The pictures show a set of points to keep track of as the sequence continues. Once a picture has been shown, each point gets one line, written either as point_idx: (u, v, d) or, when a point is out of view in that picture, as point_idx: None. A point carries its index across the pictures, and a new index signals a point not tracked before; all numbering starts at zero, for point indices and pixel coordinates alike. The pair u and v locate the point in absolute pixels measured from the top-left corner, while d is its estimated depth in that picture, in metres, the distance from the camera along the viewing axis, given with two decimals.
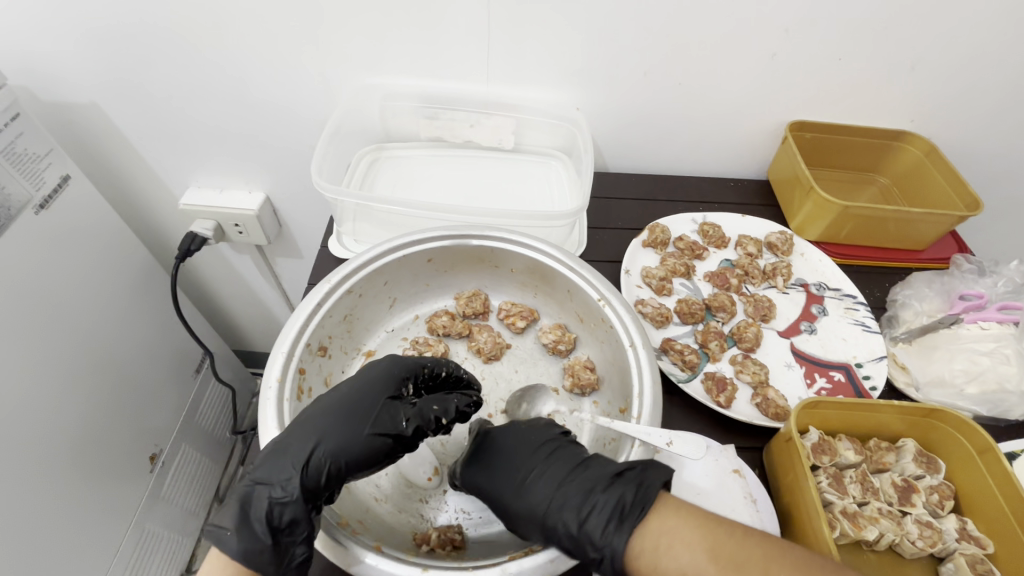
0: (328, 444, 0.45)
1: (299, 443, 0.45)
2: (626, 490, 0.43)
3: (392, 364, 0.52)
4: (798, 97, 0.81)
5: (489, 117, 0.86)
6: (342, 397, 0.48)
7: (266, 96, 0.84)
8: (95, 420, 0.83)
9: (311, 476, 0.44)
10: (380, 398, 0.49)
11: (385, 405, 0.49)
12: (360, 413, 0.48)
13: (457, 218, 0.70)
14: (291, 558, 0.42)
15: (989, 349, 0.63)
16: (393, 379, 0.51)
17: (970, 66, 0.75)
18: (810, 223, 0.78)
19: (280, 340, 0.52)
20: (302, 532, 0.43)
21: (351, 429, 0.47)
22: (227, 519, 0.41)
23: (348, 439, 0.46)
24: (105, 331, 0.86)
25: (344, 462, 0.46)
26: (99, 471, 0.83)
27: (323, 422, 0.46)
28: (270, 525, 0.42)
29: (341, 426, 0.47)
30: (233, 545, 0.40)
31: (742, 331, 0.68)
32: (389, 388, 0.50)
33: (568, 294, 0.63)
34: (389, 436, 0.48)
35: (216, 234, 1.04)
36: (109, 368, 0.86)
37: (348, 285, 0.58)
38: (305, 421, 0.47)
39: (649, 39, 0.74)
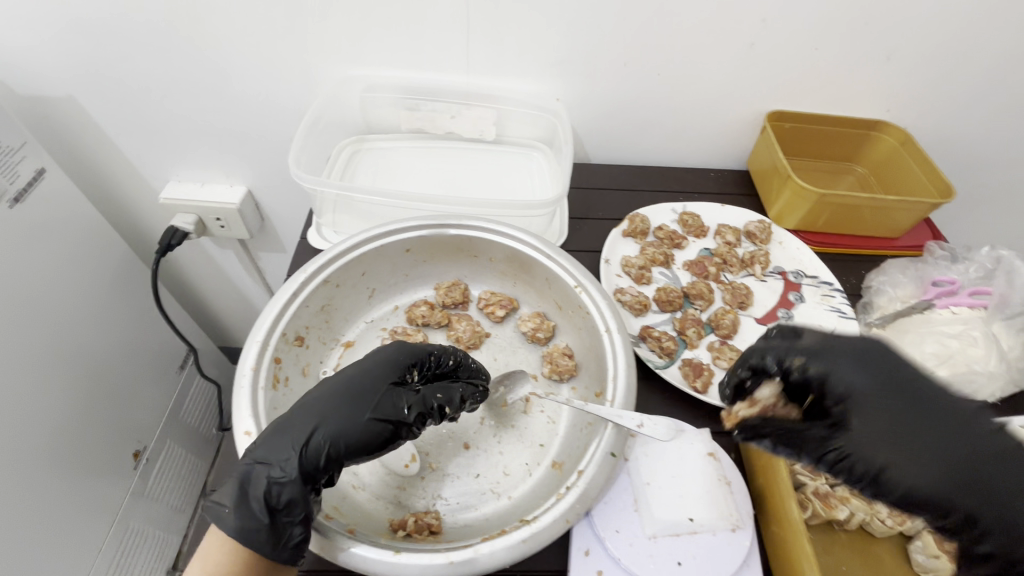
0: (327, 428, 0.45)
1: (299, 424, 0.45)
2: (906, 455, 0.39)
3: (396, 351, 0.52)
4: (776, 87, 0.82)
5: (469, 108, 0.86)
6: (345, 381, 0.48)
7: (245, 88, 0.83)
8: (74, 417, 0.82)
9: (309, 458, 0.44)
10: (383, 383, 0.49)
11: (388, 391, 0.48)
12: (362, 398, 0.47)
13: (436, 208, 0.70)
14: (288, 538, 0.42)
15: (959, 332, 0.63)
16: (396, 366, 0.50)
17: (943, 56, 0.76)
18: (788, 212, 0.79)
19: (255, 329, 0.52)
20: (298, 513, 0.43)
21: (351, 414, 0.46)
22: (226, 497, 0.42)
23: (349, 423, 0.46)
24: (85, 328, 0.85)
25: (343, 445, 0.45)
26: (79, 467, 0.82)
27: (322, 405, 0.46)
28: (268, 505, 0.42)
29: (342, 410, 0.46)
30: (230, 523, 0.41)
31: (719, 318, 0.68)
32: (392, 375, 0.50)
33: (546, 282, 0.63)
34: (389, 422, 0.47)
35: (197, 229, 1.03)
36: (89, 364, 0.85)
37: (324, 275, 0.58)
38: (306, 404, 0.47)
39: (627, 30, 0.74)
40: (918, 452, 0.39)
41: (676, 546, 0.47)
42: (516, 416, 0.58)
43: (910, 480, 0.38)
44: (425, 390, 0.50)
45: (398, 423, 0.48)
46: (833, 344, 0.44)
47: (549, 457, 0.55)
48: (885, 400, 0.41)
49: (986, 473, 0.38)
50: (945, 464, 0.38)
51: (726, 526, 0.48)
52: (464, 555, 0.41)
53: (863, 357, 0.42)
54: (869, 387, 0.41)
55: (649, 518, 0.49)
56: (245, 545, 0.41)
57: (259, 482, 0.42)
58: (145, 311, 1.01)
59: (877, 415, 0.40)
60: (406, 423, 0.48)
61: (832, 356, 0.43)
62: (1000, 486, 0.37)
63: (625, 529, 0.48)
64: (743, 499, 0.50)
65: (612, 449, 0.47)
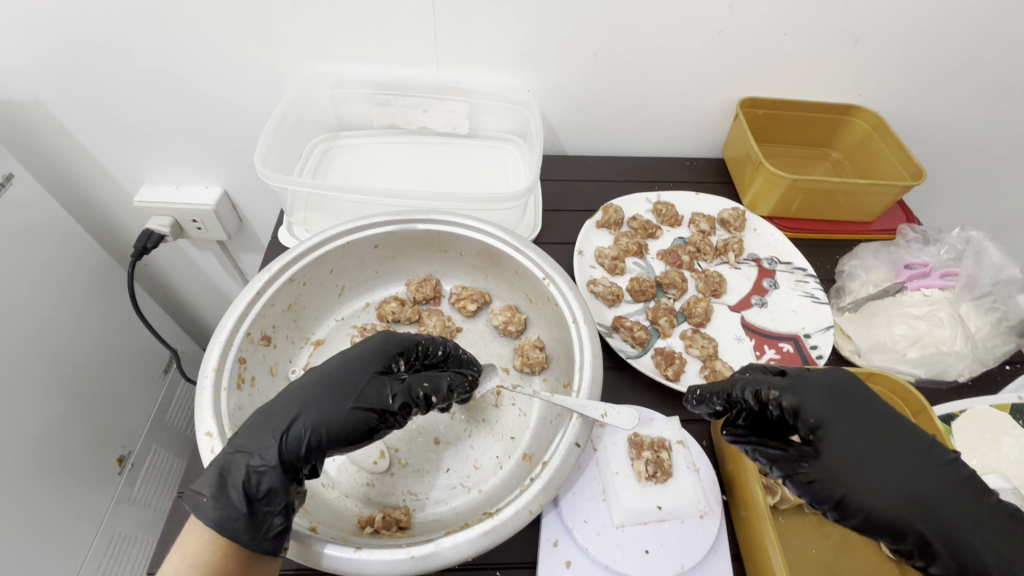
0: (308, 417, 0.44)
1: (281, 413, 0.44)
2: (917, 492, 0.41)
3: (383, 341, 0.50)
4: (748, 74, 0.81)
5: (441, 102, 0.85)
6: (330, 370, 0.47)
7: (214, 88, 0.82)
8: (55, 424, 0.81)
9: (289, 447, 0.43)
10: (368, 372, 0.47)
11: (373, 380, 0.47)
12: (346, 386, 0.46)
13: (406, 203, 0.69)
14: (267, 527, 0.41)
15: (926, 313, 0.65)
16: (384, 355, 0.50)
17: (913, 39, 0.76)
18: (761, 198, 0.79)
19: (218, 329, 0.52)
20: (278, 502, 0.42)
21: (333, 402, 0.45)
22: (206, 485, 0.41)
23: (330, 411, 0.45)
24: (63, 335, 0.84)
25: (325, 434, 0.44)
26: (63, 474, 0.81)
27: (304, 394, 0.45)
28: (247, 493, 0.41)
29: (327, 399, 0.45)
30: (209, 512, 0.40)
31: (692, 306, 0.69)
32: (378, 364, 0.49)
33: (516, 275, 0.63)
34: (373, 411, 0.46)
35: (173, 231, 1.02)
36: (67, 371, 0.84)
37: (290, 273, 0.57)
38: (290, 393, 0.46)
39: (596, 20, 0.74)
40: (886, 478, 0.41)
41: (643, 534, 0.47)
42: (487, 410, 0.58)
43: (869, 504, 0.40)
44: (411, 379, 0.48)
45: (382, 411, 0.46)
46: (806, 376, 0.46)
47: (520, 449, 0.55)
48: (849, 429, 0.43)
49: (940, 506, 0.40)
50: (907, 491, 0.40)
51: (694, 512, 0.49)
52: (425, 549, 0.41)
53: (834, 389, 0.44)
54: (842, 424, 0.43)
55: (617, 507, 0.49)
56: (224, 536, 0.40)
57: (238, 469, 0.42)
58: (124, 316, 1.00)
59: (873, 455, 0.42)
60: (392, 412, 0.46)
61: (804, 388, 0.45)
62: (982, 524, 0.40)
63: (594, 519, 0.48)
64: (711, 486, 0.51)
65: (576, 439, 0.47)
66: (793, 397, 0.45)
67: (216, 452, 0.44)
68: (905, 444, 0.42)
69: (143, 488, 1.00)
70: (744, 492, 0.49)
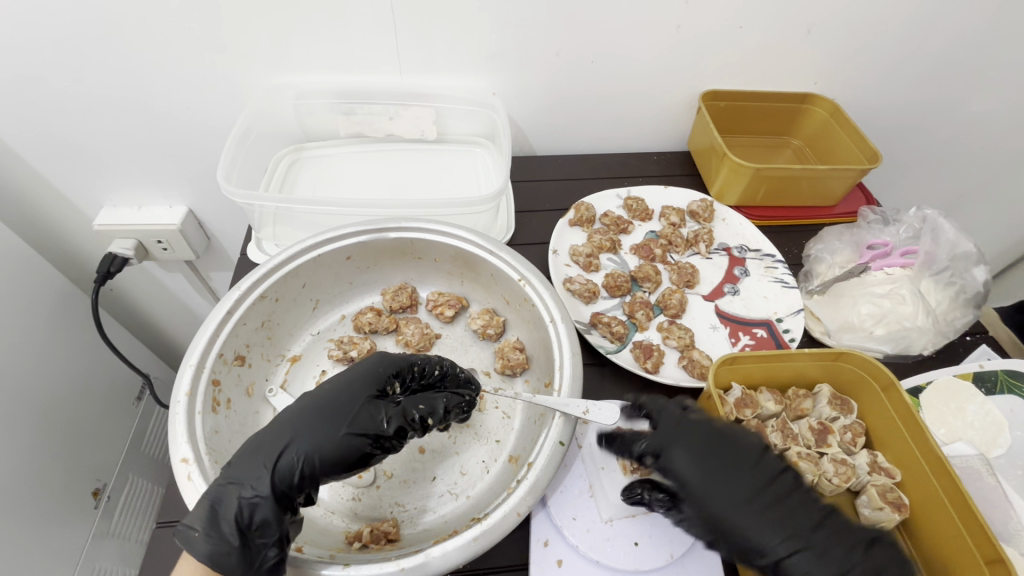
0: (300, 444, 0.44)
1: (272, 441, 0.44)
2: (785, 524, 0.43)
3: (377, 361, 0.50)
4: (709, 67, 0.83)
5: (407, 109, 0.84)
6: (321, 396, 0.47)
7: (172, 104, 0.80)
8: (23, 462, 0.77)
9: (282, 476, 0.43)
10: (363, 396, 0.47)
11: (368, 404, 0.47)
12: (341, 412, 0.46)
13: (377, 212, 0.69)
14: (261, 559, 0.40)
15: (889, 291, 0.67)
16: (378, 377, 0.49)
17: (861, 27, 0.79)
18: (728, 188, 0.81)
19: (189, 353, 0.50)
20: (272, 533, 0.41)
21: (327, 428, 0.45)
22: (196, 518, 0.40)
23: (324, 438, 0.44)
24: (26, 370, 0.80)
25: (319, 461, 0.44)
26: (36, 513, 0.78)
27: (295, 423, 0.45)
28: (239, 525, 0.40)
29: (321, 425, 0.45)
30: (201, 547, 0.39)
31: (666, 298, 0.70)
32: (372, 387, 0.48)
33: (492, 278, 0.63)
34: (368, 435, 0.45)
35: (138, 254, 0.99)
36: (32, 405, 0.81)
37: (260, 290, 0.56)
38: (282, 420, 0.45)
39: (556, 20, 0.74)
40: (756, 514, 0.43)
41: (631, 527, 0.48)
42: (470, 415, 0.58)
43: (743, 539, 0.43)
44: (407, 401, 0.48)
45: (377, 436, 0.46)
46: (679, 421, 0.48)
47: (506, 452, 0.55)
48: (719, 470, 0.45)
49: (810, 538, 0.42)
50: (777, 527, 0.42)
51: None
52: (414, 561, 0.41)
53: (706, 432, 0.46)
54: (706, 467, 0.45)
55: (605, 502, 0.49)
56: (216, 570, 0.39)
57: (231, 501, 0.41)
58: (90, 345, 0.96)
59: (736, 493, 0.44)
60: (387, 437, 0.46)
61: (675, 437, 0.47)
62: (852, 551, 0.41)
63: (582, 516, 0.49)
64: None
65: (560, 437, 0.47)
66: (664, 450, 0.46)
67: (193, 479, 0.43)
68: (768, 478, 0.44)
69: (123, 522, 0.97)
70: None
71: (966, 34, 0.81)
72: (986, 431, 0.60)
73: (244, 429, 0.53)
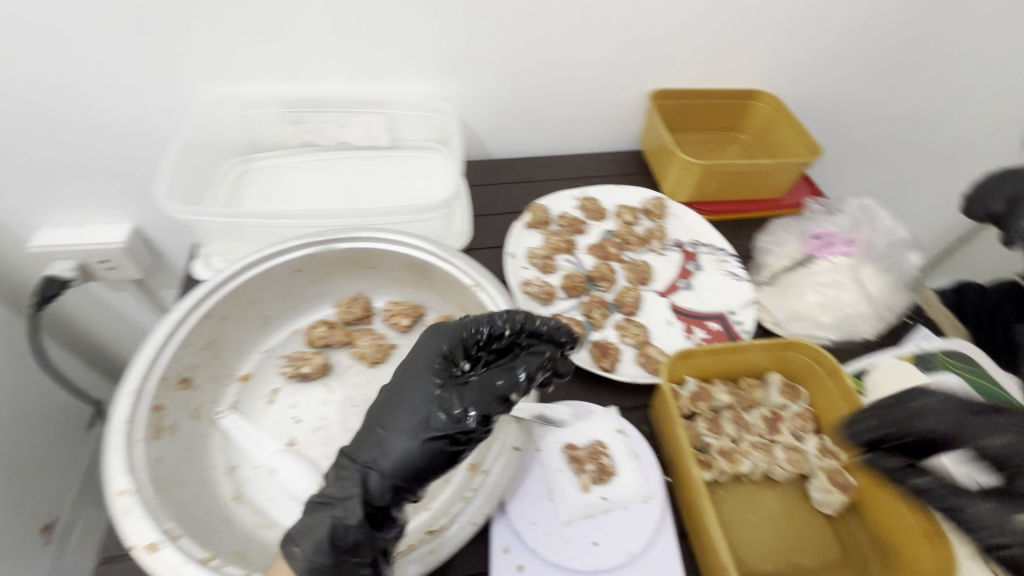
0: (391, 452, 0.43)
1: (369, 450, 0.44)
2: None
3: (432, 341, 0.48)
4: (657, 67, 0.84)
5: (358, 115, 0.82)
6: (391, 397, 0.46)
7: (107, 117, 0.76)
8: None
9: (371, 491, 0.43)
10: (427, 387, 0.45)
11: (433, 395, 0.45)
12: (417, 411, 0.44)
13: (327, 222, 0.67)
14: None
15: (831, 279, 0.70)
16: (440, 366, 0.47)
17: (798, 24, 0.82)
18: (680, 185, 0.82)
19: (126, 379, 0.48)
20: (365, 553, 0.41)
21: (413, 429, 0.44)
22: (298, 538, 0.41)
23: (405, 442, 0.43)
24: None
25: (408, 467, 0.43)
26: None
27: (387, 429, 0.45)
28: (335, 544, 0.41)
29: (396, 428, 0.44)
30: (300, 567, 0.40)
31: (622, 297, 0.71)
32: (438, 378, 0.46)
33: (447, 285, 0.63)
34: (446, 432, 0.43)
35: (80, 274, 0.94)
36: None
37: (205, 309, 0.54)
38: (373, 423, 0.45)
39: (503, 23, 0.74)
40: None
41: (589, 527, 0.48)
42: None
43: None
44: (479, 381, 0.45)
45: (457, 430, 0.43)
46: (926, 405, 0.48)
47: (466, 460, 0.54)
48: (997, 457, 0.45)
49: None
50: None
51: (637, 498, 0.50)
52: None
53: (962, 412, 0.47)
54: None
55: (564, 505, 0.49)
56: None
57: (324, 522, 0.41)
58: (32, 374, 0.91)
59: None
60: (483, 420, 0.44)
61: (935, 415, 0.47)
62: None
63: (541, 520, 0.49)
64: (652, 470, 0.52)
65: (515, 443, 0.48)
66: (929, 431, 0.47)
67: (132, 512, 0.40)
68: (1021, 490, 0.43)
69: (76, 557, 0.93)
70: (684, 472, 0.51)
71: (896, 29, 0.85)
72: None
73: (191, 453, 0.51)
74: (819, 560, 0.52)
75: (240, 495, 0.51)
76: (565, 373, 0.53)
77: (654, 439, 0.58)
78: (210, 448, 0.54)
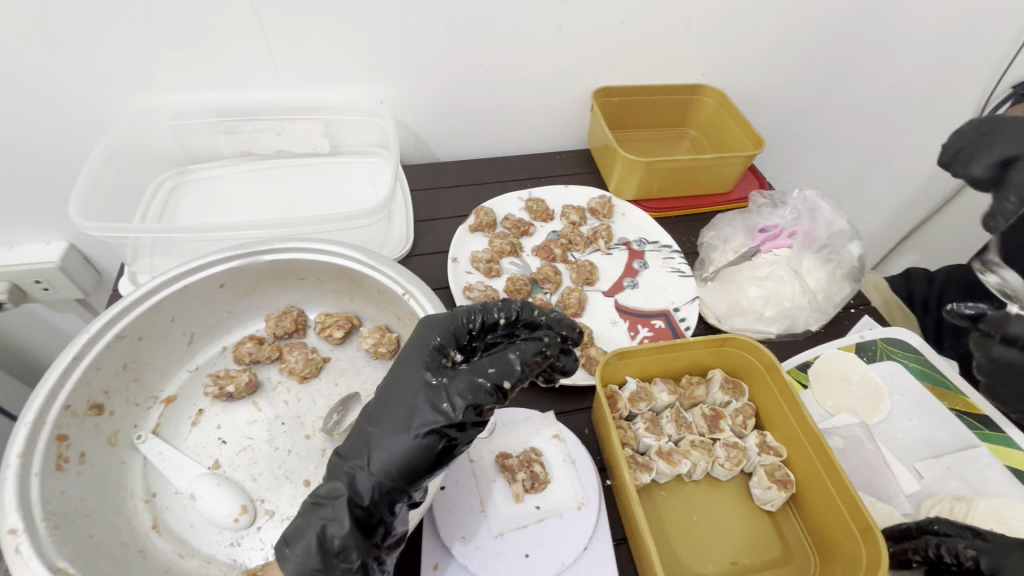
0: (379, 451, 0.41)
1: (358, 450, 0.42)
2: None
3: (424, 333, 0.46)
4: (596, 64, 0.84)
5: (293, 123, 0.80)
6: (385, 391, 0.44)
7: (26, 134, 0.73)
8: None
9: (360, 494, 0.40)
10: (417, 379, 0.43)
11: (425, 388, 0.42)
12: (406, 406, 0.42)
13: (257, 233, 0.65)
14: None
15: (769, 273, 0.70)
16: (431, 357, 0.44)
17: (734, 18, 0.82)
18: (625, 183, 0.81)
19: (24, 410, 0.45)
20: (353, 558, 0.39)
21: (402, 426, 0.41)
22: (287, 544, 0.39)
23: (394, 439, 0.41)
24: None
25: (398, 465, 0.40)
26: None
27: (375, 425, 0.42)
28: (322, 550, 0.38)
29: (388, 424, 0.42)
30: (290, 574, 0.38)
31: (566, 298, 0.70)
32: (427, 370, 0.43)
33: (380, 294, 0.61)
34: (437, 426, 0.40)
35: (13, 297, 0.90)
36: None
37: (116, 330, 0.52)
38: (367, 422, 0.43)
39: (435, 25, 0.73)
40: None
41: (521, 538, 0.47)
42: None
43: None
44: (471, 371, 0.42)
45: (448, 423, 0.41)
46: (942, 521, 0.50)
47: None
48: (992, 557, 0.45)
49: None
50: None
51: (572, 505, 0.49)
52: None
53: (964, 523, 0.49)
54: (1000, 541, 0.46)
55: (496, 516, 0.48)
56: None
57: (313, 528, 0.39)
58: None
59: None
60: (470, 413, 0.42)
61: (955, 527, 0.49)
62: None
63: (473, 534, 0.47)
64: (588, 475, 0.51)
65: None
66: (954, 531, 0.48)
67: (22, 552, 0.38)
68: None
69: None
70: (620, 478, 0.50)
71: (831, 20, 0.86)
72: (868, 399, 0.63)
73: (104, 483, 0.49)
74: (759, 558, 0.51)
75: (158, 524, 0.49)
76: (570, 371, 0.48)
77: (593, 444, 0.57)
78: (127, 475, 0.51)
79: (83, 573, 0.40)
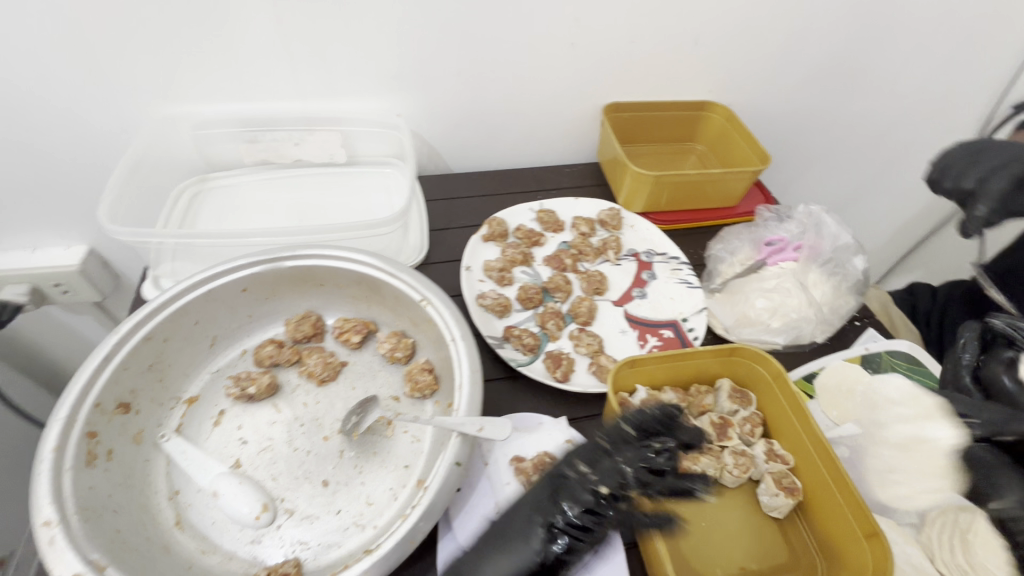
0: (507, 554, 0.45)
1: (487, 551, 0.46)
2: None
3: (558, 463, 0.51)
4: (607, 80, 0.86)
5: (312, 133, 0.82)
6: (511, 511, 0.48)
7: (55, 140, 0.75)
8: None
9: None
10: (541, 493, 0.48)
11: (545, 499, 0.48)
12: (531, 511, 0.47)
13: (278, 240, 0.67)
14: None
15: (776, 284, 0.71)
16: (555, 475, 0.50)
17: (741, 37, 0.84)
18: (634, 196, 0.83)
19: (57, 406, 0.47)
20: None
21: (525, 534, 0.46)
22: None
23: (520, 542, 0.45)
24: None
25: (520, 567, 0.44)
26: None
27: (501, 530, 0.47)
28: None
29: (514, 537, 0.46)
30: None
31: (576, 307, 0.72)
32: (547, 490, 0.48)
33: (397, 300, 0.63)
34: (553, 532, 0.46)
35: (33, 299, 0.92)
36: None
37: (145, 331, 0.54)
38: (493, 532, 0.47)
39: (453, 40, 0.75)
40: None
41: None
42: (377, 441, 0.56)
43: None
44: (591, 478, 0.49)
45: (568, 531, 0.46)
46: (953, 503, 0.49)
47: (414, 477, 0.54)
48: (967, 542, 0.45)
49: None
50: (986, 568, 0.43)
51: None
52: None
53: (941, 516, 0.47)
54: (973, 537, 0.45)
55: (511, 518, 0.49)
56: None
57: None
58: None
59: None
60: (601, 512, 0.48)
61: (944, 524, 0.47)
62: None
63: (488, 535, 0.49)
64: None
65: (455, 458, 0.47)
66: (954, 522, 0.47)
67: (56, 543, 0.39)
68: None
69: None
70: (629, 479, 0.52)
71: (835, 39, 0.88)
72: None
73: (130, 480, 0.50)
74: (767, 564, 0.53)
75: (181, 521, 0.50)
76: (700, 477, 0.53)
77: None
78: (151, 474, 0.52)
79: (114, 565, 0.41)
